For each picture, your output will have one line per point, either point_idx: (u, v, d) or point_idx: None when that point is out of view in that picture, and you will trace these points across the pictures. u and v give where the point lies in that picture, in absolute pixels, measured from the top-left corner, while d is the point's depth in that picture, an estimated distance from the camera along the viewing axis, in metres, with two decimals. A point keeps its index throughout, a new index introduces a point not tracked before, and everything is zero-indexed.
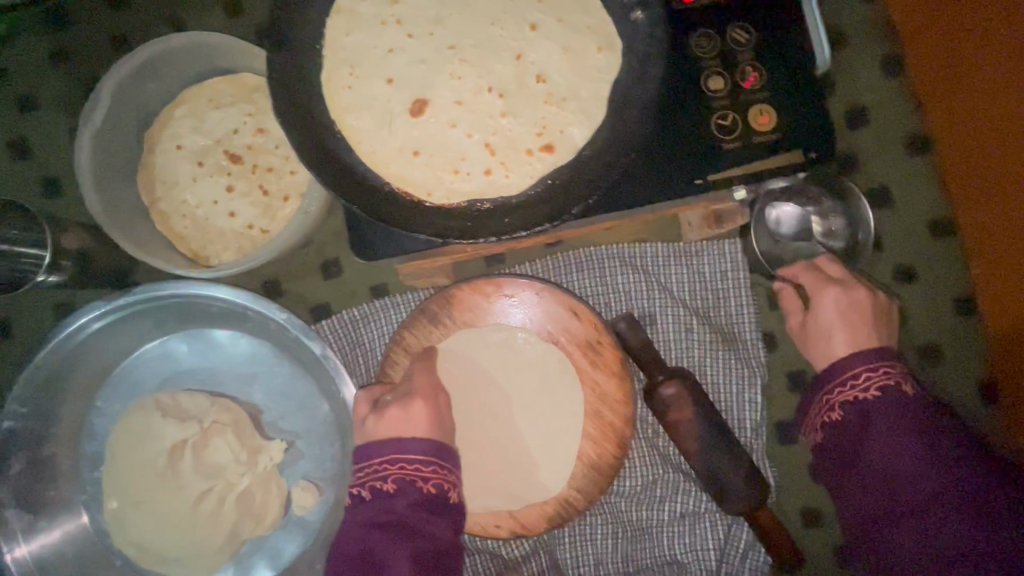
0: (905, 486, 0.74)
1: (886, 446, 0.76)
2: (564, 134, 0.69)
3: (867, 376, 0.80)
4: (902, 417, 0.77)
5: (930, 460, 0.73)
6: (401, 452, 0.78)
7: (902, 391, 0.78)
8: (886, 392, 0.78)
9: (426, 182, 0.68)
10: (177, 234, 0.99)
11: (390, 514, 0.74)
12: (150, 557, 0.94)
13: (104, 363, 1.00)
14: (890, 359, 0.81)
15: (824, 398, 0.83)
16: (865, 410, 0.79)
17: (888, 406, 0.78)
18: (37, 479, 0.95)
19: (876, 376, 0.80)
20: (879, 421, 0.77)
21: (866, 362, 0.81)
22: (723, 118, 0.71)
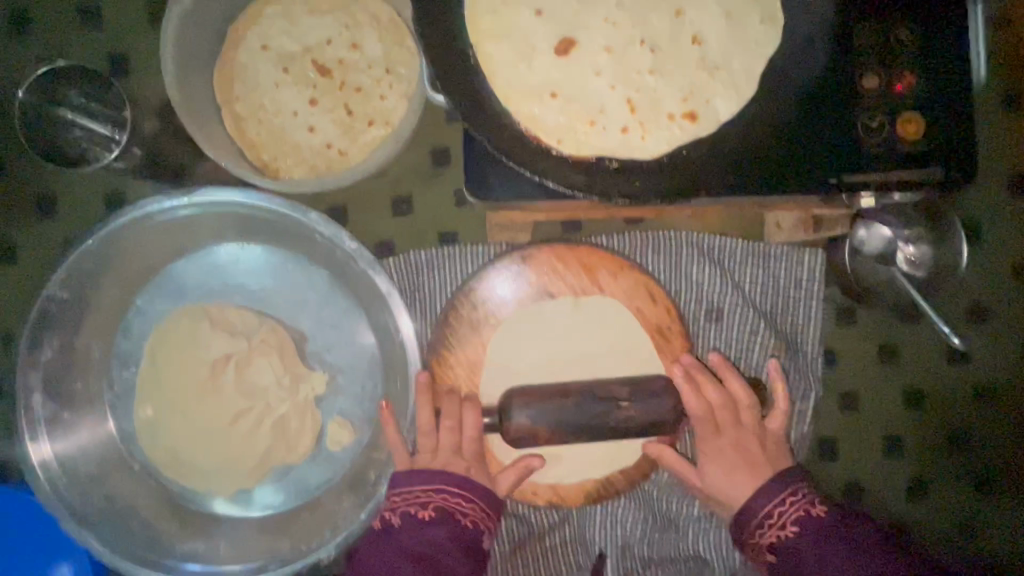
0: None
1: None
2: (709, 104, 0.65)
3: (779, 512, 0.78)
4: (830, 543, 0.75)
5: None
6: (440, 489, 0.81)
7: (812, 517, 0.77)
8: (803, 523, 0.77)
9: (559, 128, 0.64)
10: (248, 139, 0.93)
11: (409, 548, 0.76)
12: (176, 466, 0.91)
13: (152, 262, 0.95)
14: (794, 482, 0.80)
15: (754, 534, 0.79)
16: (793, 546, 0.76)
17: (810, 531, 0.76)
18: (66, 367, 0.91)
19: (787, 510, 0.78)
20: (818, 556, 0.75)
21: (772, 497, 0.79)
22: (872, 120, 0.67)
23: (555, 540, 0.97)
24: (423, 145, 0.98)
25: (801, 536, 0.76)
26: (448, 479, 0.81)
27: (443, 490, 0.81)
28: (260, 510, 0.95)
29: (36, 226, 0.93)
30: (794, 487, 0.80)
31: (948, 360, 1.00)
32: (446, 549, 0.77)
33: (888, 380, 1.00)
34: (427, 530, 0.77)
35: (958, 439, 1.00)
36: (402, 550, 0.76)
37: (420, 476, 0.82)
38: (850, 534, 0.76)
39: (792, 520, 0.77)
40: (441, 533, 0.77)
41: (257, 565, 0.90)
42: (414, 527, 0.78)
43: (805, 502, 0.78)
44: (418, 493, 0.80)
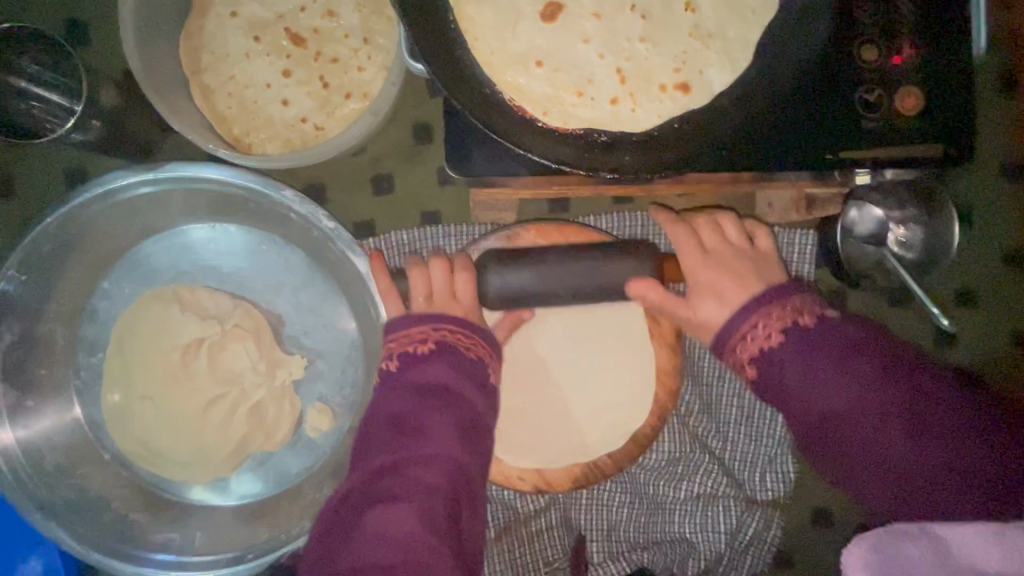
0: (835, 423, 0.64)
1: (821, 381, 0.64)
2: (702, 75, 0.62)
3: (764, 324, 0.69)
4: (818, 354, 0.65)
5: (864, 393, 0.63)
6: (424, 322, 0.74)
7: (802, 327, 0.67)
8: (813, 323, 0.67)
9: (546, 99, 0.61)
10: (218, 113, 0.88)
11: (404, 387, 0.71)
12: (147, 455, 0.87)
13: (118, 242, 0.90)
14: (789, 291, 0.70)
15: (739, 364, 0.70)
16: (777, 356, 0.67)
17: (799, 344, 0.66)
18: (29, 353, 0.87)
19: (773, 321, 0.68)
20: (798, 366, 0.65)
21: None
22: (869, 93, 0.64)
23: (541, 523, 0.96)
24: (403, 120, 0.94)
25: (778, 361, 0.66)
26: (449, 325, 0.75)
27: (439, 325, 0.74)
28: (240, 498, 0.93)
29: None
30: (795, 297, 0.70)
31: (936, 343, 0.99)
32: (443, 437, 0.67)
33: None
34: (430, 402, 0.69)
35: None
36: (411, 396, 0.70)
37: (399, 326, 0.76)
38: (824, 334, 0.66)
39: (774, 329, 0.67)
40: (441, 369, 0.71)
41: (235, 555, 0.87)
42: (416, 361, 0.72)
43: (808, 306, 0.68)
44: (420, 364, 0.72)
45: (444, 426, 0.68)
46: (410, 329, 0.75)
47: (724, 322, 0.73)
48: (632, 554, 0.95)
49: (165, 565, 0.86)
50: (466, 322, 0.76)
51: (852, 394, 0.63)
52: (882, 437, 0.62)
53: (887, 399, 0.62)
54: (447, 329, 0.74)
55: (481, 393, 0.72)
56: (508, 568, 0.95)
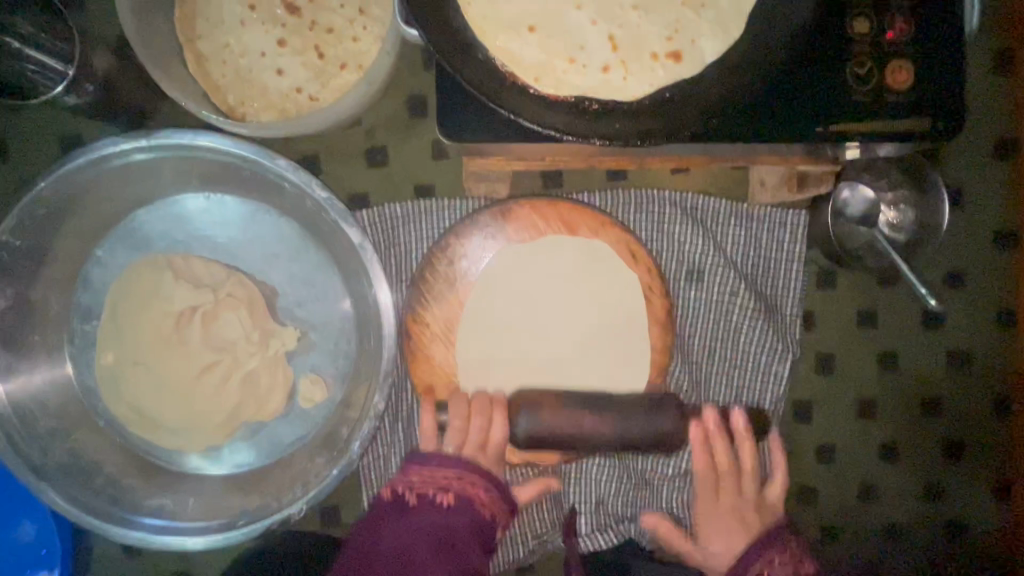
0: (761, 554, 0.82)
1: (750, 556, 0.82)
2: (694, 45, 0.63)
3: (769, 559, 0.81)
4: (756, 553, 0.82)
5: (795, 563, 0.81)
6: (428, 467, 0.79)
7: (787, 551, 0.82)
8: (785, 554, 0.81)
9: (537, 65, 0.61)
10: (212, 81, 0.87)
11: (421, 526, 0.72)
12: (141, 422, 0.88)
13: (110, 210, 0.90)
14: (779, 537, 0.84)
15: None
16: (744, 566, 0.81)
17: (759, 552, 0.83)
18: (23, 319, 0.87)
19: (777, 565, 0.80)
20: (739, 558, 0.82)
21: (761, 555, 0.82)
22: (860, 66, 0.65)
23: (529, 497, 0.97)
24: (398, 94, 0.94)
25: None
26: (469, 476, 0.78)
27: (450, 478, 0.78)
28: (231, 468, 0.93)
29: None
30: (788, 542, 0.83)
31: (925, 325, 1.00)
32: (467, 534, 0.73)
33: (864, 342, 1.01)
34: (442, 556, 0.70)
35: (930, 403, 1.01)
36: (420, 541, 0.71)
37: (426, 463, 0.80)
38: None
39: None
40: (461, 517, 0.74)
41: (225, 521, 0.88)
42: (440, 513, 0.74)
43: (792, 557, 0.81)
44: (423, 515, 0.74)
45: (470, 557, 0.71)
46: (436, 476, 0.78)
47: None
48: (620, 526, 0.97)
49: (152, 529, 0.87)
50: (474, 472, 0.79)
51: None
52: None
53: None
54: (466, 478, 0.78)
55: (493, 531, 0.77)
56: (497, 538, 0.96)
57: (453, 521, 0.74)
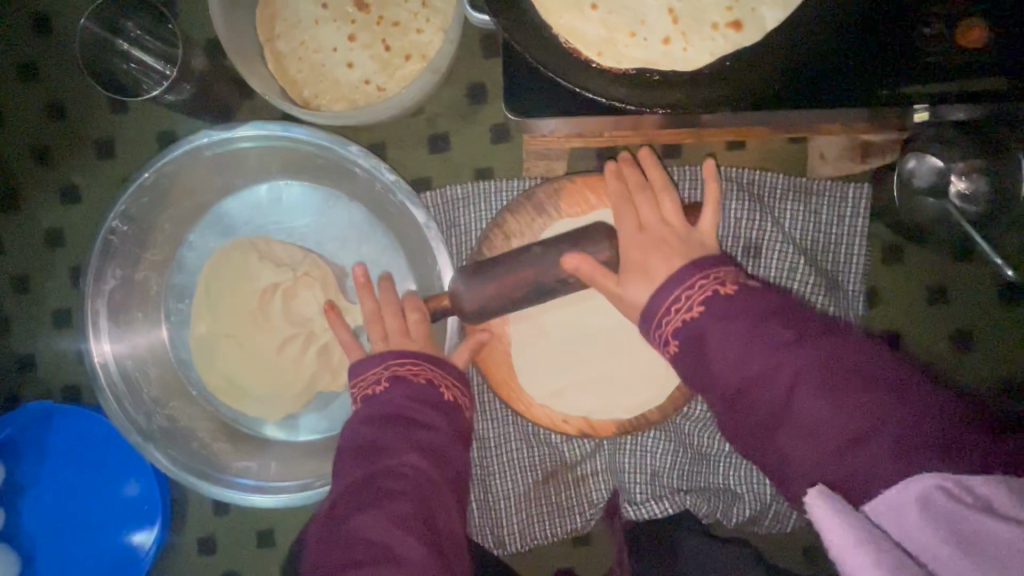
0: (787, 396, 0.56)
1: (780, 364, 0.57)
2: (754, 13, 0.64)
3: (693, 295, 0.63)
4: (762, 328, 0.59)
5: (846, 408, 0.53)
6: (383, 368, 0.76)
7: (727, 297, 0.62)
8: (745, 289, 0.62)
9: (599, 40, 0.64)
10: (290, 76, 0.95)
11: (387, 402, 0.72)
12: (229, 390, 0.96)
13: (201, 198, 1.00)
14: (751, 296, 0.61)
15: (659, 330, 0.65)
16: (704, 326, 0.61)
17: (741, 320, 0.60)
18: (129, 297, 0.98)
19: (707, 286, 0.63)
20: (722, 334, 0.60)
21: (682, 282, 0.64)
22: (927, 27, 0.64)
23: (585, 470, 1.00)
24: (458, 82, 0.98)
25: (708, 326, 0.61)
26: (424, 363, 0.76)
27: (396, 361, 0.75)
28: (308, 436, 1.01)
29: (98, 166, 1.00)
30: (722, 267, 0.65)
31: (999, 300, 0.96)
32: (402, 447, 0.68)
33: (933, 319, 0.98)
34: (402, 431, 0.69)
35: (1005, 380, 0.97)
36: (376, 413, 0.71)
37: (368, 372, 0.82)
38: (757, 301, 0.61)
39: (700, 299, 0.62)
40: (425, 406, 0.71)
41: (304, 482, 0.95)
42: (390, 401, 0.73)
43: (734, 276, 0.64)
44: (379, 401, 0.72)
45: (435, 435, 0.70)
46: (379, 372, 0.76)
47: None
48: (678, 498, 0.98)
49: (237, 487, 0.95)
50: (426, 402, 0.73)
51: (770, 363, 0.57)
52: (813, 410, 0.55)
53: (790, 357, 0.57)
54: (431, 372, 0.75)
55: (445, 415, 0.72)
56: (556, 508, 1.00)
57: (430, 406, 0.72)
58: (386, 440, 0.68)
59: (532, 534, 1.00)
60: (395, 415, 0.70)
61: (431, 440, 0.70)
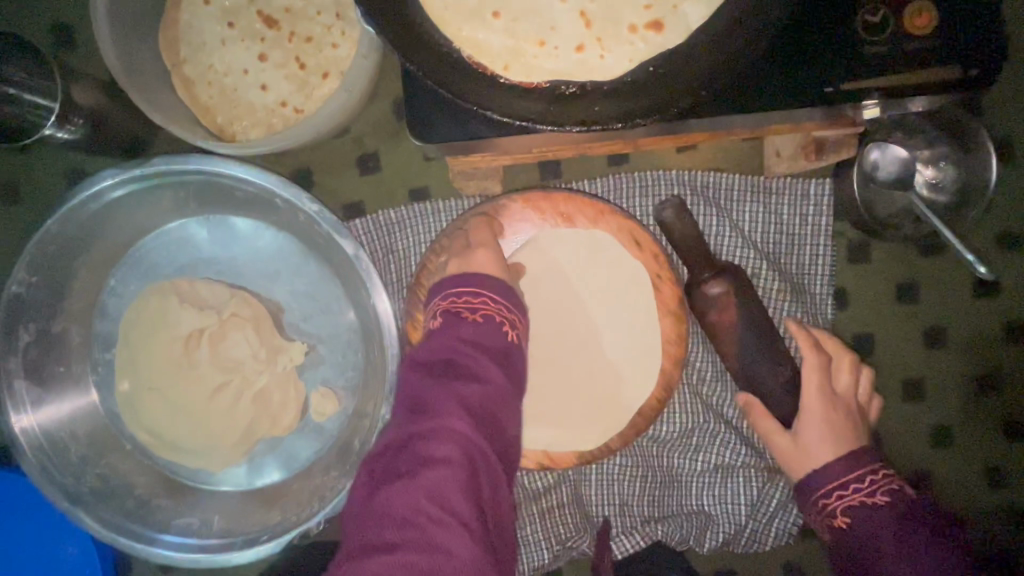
0: None
1: (906, 553, 0.69)
2: (676, 11, 0.57)
3: (859, 484, 0.73)
4: (909, 525, 0.70)
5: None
6: (459, 290, 0.74)
7: (900, 494, 0.72)
8: (895, 496, 0.72)
9: (505, 53, 0.57)
10: (201, 104, 0.87)
11: (443, 345, 0.70)
12: (162, 445, 0.90)
13: (119, 240, 0.93)
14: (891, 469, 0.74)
15: (822, 507, 0.74)
16: (871, 513, 0.71)
17: (884, 522, 0.70)
18: (48, 351, 0.91)
19: (877, 481, 0.72)
20: (886, 534, 0.69)
21: (846, 473, 0.74)
22: (871, 13, 0.58)
23: (551, 503, 0.94)
24: (384, 97, 0.92)
25: (875, 525, 0.70)
26: (514, 307, 0.75)
27: (474, 294, 0.74)
28: (253, 485, 0.95)
29: (3, 212, 0.92)
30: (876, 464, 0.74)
31: (976, 293, 0.91)
32: (451, 417, 0.64)
33: (906, 317, 0.92)
34: (453, 380, 0.67)
35: (985, 378, 0.91)
36: (451, 346, 0.69)
37: (465, 284, 0.75)
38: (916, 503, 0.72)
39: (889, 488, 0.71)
40: (491, 368, 0.69)
41: (249, 537, 0.89)
42: (457, 331, 0.71)
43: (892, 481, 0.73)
44: (433, 342, 0.71)
45: (490, 385, 0.68)
46: (471, 292, 0.74)
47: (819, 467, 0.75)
48: (648, 526, 0.92)
49: (175, 547, 0.89)
50: (504, 346, 0.72)
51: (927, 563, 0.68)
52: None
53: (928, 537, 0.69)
54: (488, 299, 0.74)
55: (501, 365, 0.70)
56: (522, 545, 0.94)
57: (491, 358, 0.70)
58: (434, 396, 0.66)
59: None
60: (447, 363, 0.68)
61: (507, 399, 0.69)
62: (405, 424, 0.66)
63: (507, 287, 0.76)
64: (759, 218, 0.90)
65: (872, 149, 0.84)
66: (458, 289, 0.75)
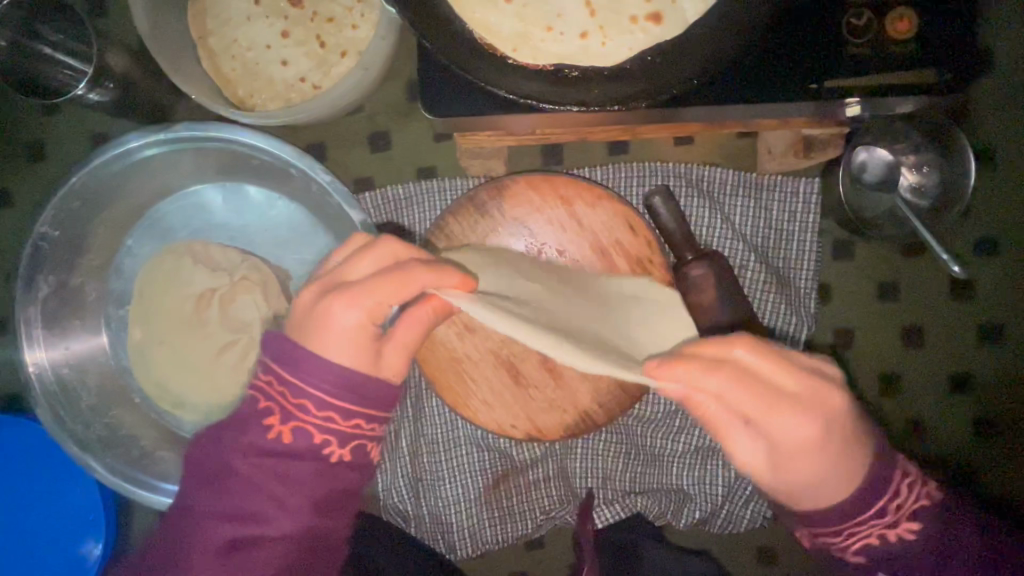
0: None
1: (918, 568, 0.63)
2: (675, 5, 0.61)
3: (897, 504, 0.61)
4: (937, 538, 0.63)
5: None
6: (287, 375, 0.63)
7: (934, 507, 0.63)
8: (927, 514, 0.63)
9: (514, 36, 0.61)
10: (223, 76, 0.92)
11: (246, 438, 0.64)
12: (168, 398, 0.94)
13: (138, 202, 0.97)
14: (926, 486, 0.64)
15: (844, 548, 0.62)
16: (906, 547, 0.62)
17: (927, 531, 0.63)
18: (64, 304, 0.95)
19: (909, 502, 0.62)
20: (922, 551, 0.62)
21: (885, 495, 0.60)
22: (856, 17, 0.62)
23: (536, 475, 0.98)
24: (398, 79, 0.96)
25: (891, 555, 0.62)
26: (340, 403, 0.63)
27: (278, 379, 0.63)
28: None
29: (28, 169, 0.97)
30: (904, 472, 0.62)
31: (953, 295, 0.95)
32: (238, 507, 0.63)
33: (885, 314, 0.96)
34: (242, 467, 0.63)
35: (957, 377, 0.95)
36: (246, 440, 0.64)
37: (287, 358, 0.62)
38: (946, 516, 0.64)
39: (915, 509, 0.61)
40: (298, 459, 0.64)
41: None
42: (264, 425, 0.63)
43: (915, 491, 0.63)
44: (236, 428, 0.65)
45: (292, 482, 0.64)
46: (286, 372, 0.63)
47: (840, 509, 0.59)
48: (629, 500, 0.97)
49: None
50: (313, 441, 0.63)
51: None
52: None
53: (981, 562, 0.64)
54: (299, 393, 0.63)
55: (310, 460, 0.64)
56: (507, 513, 0.98)
57: (302, 456, 0.64)
58: (225, 481, 0.64)
59: (484, 540, 0.99)
60: (244, 455, 0.63)
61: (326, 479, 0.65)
62: (192, 503, 0.65)
63: (331, 366, 0.62)
64: (748, 211, 0.95)
65: (858, 151, 0.88)
66: (284, 367, 0.63)
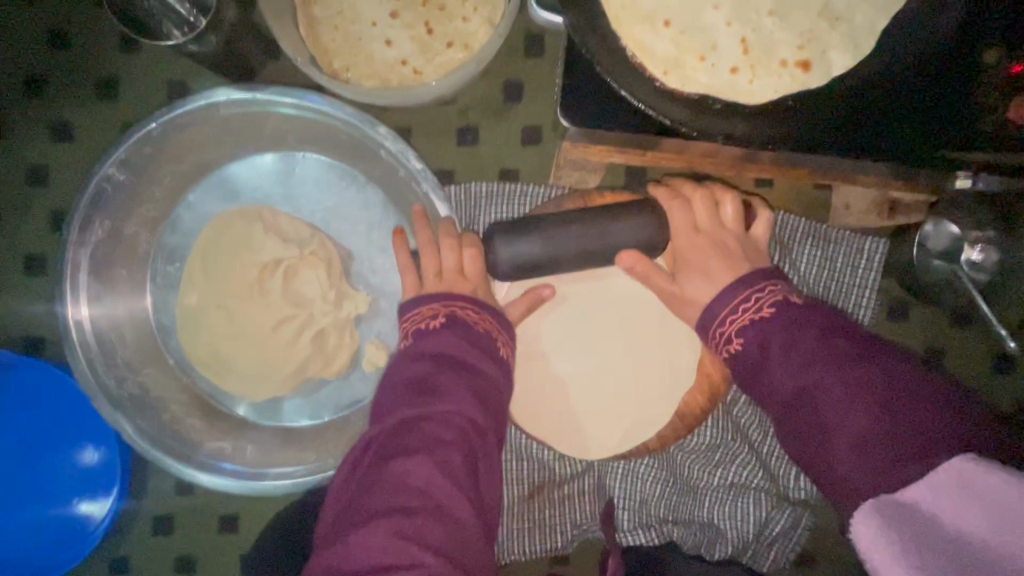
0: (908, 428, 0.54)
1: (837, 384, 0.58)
2: (825, 56, 0.63)
3: (757, 297, 0.67)
4: (802, 338, 0.61)
5: (885, 434, 0.54)
6: (426, 302, 0.75)
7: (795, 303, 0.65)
8: (783, 307, 0.65)
9: (667, 59, 0.63)
10: (322, 45, 0.90)
11: (394, 376, 0.66)
12: (214, 365, 0.91)
13: (206, 158, 0.93)
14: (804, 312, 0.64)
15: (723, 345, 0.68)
16: (760, 347, 0.64)
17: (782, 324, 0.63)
18: (114, 251, 0.91)
19: (766, 296, 0.67)
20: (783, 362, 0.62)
21: (741, 295, 0.68)
22: (984, 95, 0.65)
23: (572, 489, 0.97)
24: (495, 77, 0.95)
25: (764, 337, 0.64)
26: (474, 307, 0.73)
27: (460, 303, 0.73)
28: (291, 421, 0.95)
29: (99, 105, 0.93)
30: (772, 281, 0.68)
31: (992, 368, 0.99)
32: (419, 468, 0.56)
33: (928, 378, 1.00)
34: (423, 400, 0.62)
35: None
36: (405, 391, 0.64)
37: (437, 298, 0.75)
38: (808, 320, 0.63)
39: (768, 300, 0.65)
40: (424, 469, 0.56)
41: (285, 470, 0.90)
42: (430, 334, 0.69)
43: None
44: (431, 336, 0.69)
45: (464, 412, 0.61)
46: (429, 311, 0.73)
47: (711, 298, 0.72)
48: (663, 527, 0.98)
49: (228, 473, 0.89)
50: (449, 344, 0.67)
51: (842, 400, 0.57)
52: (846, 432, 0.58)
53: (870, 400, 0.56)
54: (455, 311, 0.72)
55: (483, 369, 0.66)
56: (538, 526, 0.97)
57: (434, 396, 0.62)
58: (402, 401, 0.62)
59: (511, 551, 0.97)
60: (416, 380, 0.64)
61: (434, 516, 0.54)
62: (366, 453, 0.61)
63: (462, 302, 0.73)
64: (814, 259, 0.97)
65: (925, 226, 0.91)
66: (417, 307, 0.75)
